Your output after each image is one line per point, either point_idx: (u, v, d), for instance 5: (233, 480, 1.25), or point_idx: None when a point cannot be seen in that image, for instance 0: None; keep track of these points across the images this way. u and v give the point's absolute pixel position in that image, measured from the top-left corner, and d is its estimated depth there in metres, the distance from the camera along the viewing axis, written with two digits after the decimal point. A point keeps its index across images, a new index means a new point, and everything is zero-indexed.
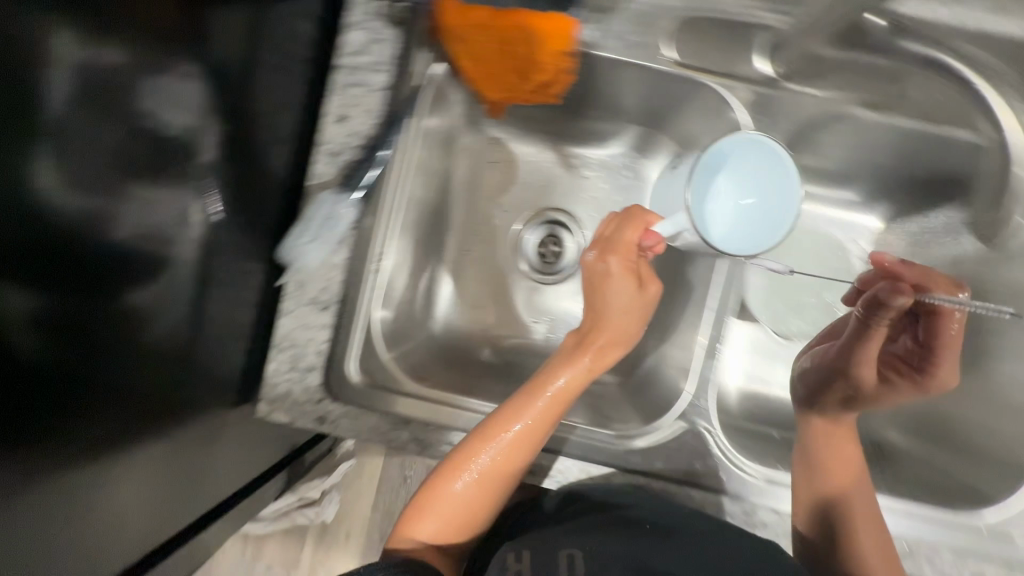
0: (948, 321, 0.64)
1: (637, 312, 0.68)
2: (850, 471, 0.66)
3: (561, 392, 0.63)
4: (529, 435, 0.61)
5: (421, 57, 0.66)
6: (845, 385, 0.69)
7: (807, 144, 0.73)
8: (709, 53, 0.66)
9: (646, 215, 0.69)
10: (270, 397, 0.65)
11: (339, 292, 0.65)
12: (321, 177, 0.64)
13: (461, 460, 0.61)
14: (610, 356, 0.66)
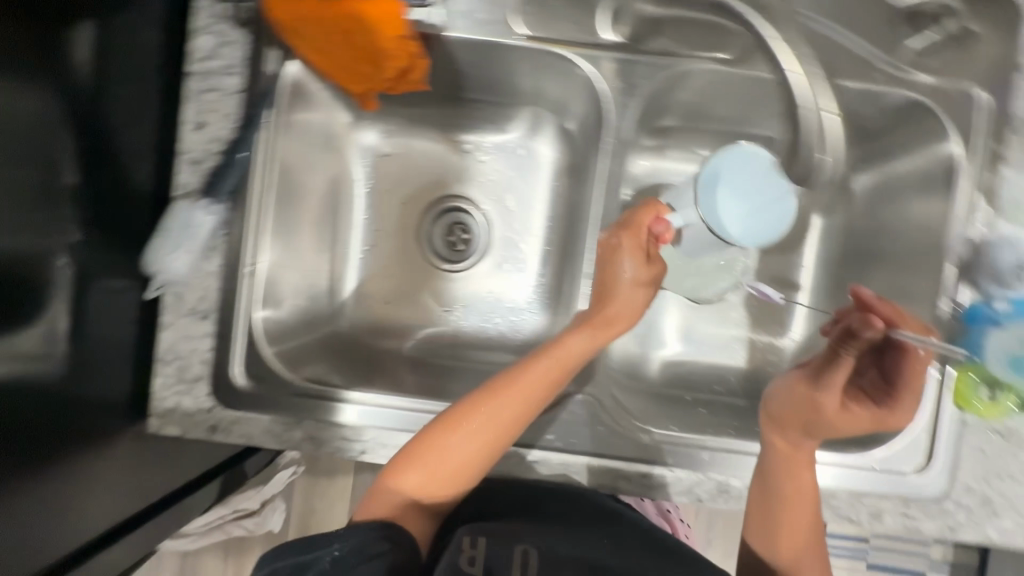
0: (909, 367, 0.59)
1: (641, 293, 0.65)
2: (806, 503, 0.61)
3: (567, 360, 0.64)
4: (531, 397, 0.63)
5: (272, 55, 0.66)
6: (810, 417, 0.59)
7: (674, 107, 0.74)
8: (558, 25, 0.68)
9: (662, 207, 0.64)
10: (160, 411, 0.66)
11: (216, 301, 0.65)
12: (185, 186, 0.64)
13: (463, 416, 0.62)
14: (617, 330, 0.65)
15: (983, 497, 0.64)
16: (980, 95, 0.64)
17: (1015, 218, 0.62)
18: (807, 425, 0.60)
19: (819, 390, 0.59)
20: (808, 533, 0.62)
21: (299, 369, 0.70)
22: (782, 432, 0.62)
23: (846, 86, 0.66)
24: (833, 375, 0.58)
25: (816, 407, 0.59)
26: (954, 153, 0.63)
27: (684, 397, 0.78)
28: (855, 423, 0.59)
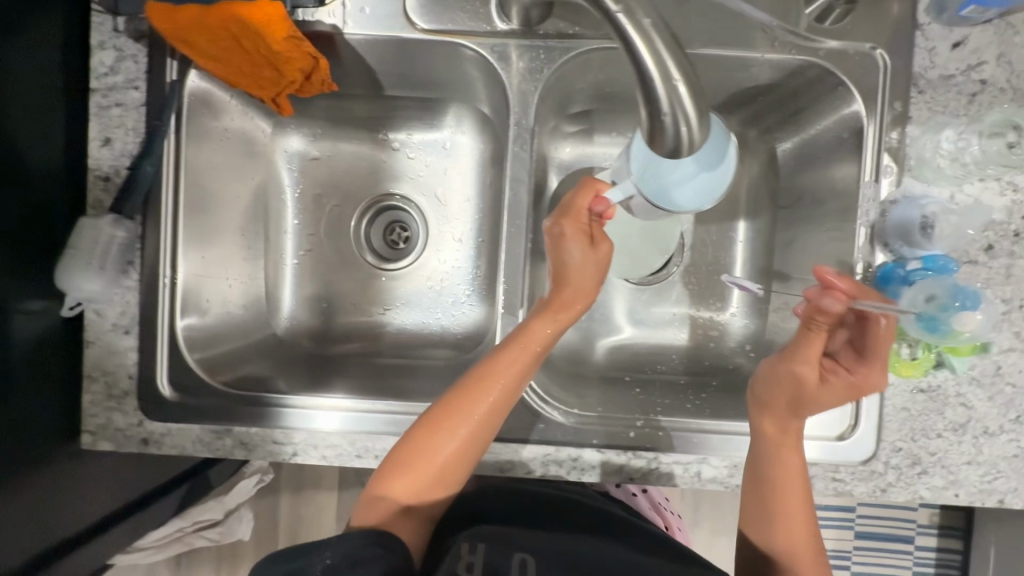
0: (877, 330, 0.57)
1: (594, 269, 0.63)
2: (797, 480, 0.60)
3: (541, 345, 0.62)
4: (512, 387, 0.61)
5: (170, 65, 0.66)
6: (795, 396, 0.60)
7: (590, 87, 0.73)
8: (451, 12, 0.67)
9: (599, 183, 0.62)
10: (91, 428, 0.66)
11: (138, 314, 0.66)
12: (99, 203, 0.66)
13: (448, 416, 0.60)
14: (579, 309, 0.63)
15: (911, 455, 0.64)
16: (881, 54, 0.63)
17: (919, 174, 0.62)
18: (796, 405, 0.60)
19: (798, 370, 0.59)
20: (805, 524, 0.60)
21: (216, 371, 0.69)
22: (773, 415, 0.61)
23: (748, 55, 0.65)
24: (807, 353, 0.59)
25: (798, 387, 0.59)
26: (858, 112, 0.64)
27: (625, 379, 0.77)
28: (834, 394, 0.59)
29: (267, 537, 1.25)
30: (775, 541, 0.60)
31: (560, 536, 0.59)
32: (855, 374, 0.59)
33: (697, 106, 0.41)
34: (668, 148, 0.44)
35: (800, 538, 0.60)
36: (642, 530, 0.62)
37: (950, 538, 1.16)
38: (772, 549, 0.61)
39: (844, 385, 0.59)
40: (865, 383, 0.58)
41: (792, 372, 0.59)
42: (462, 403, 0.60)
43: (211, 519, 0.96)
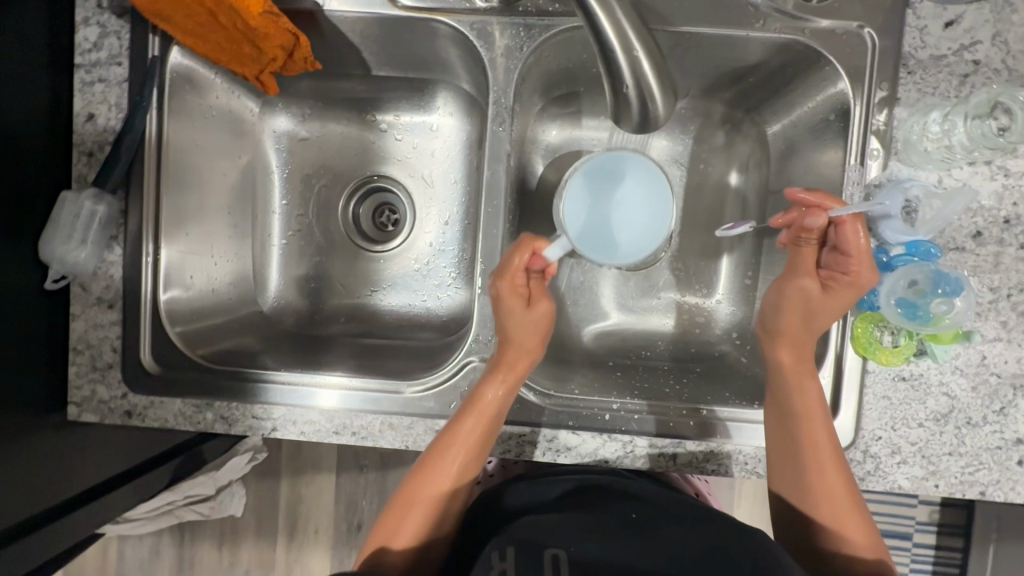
0: (857, 229, 0.59)
1: (533, 329, 0.66)
2: (830, 461, 0.60)
3: (491, 412, 0.63)
4: (478, 450, 0.63)
5: (152, 42, 0.66)
6: (799, 318, 0.62)
7: (573, 68, 0.72)
8: None
9: (534, 241, 0.65)
10: (77, 399, 0.68)
11: (121, 289, 0.68)
12: (83, 178, 0.67)
13: (414, 491, 0.63)
14: (524, 367, 0.65)
15: (892, 445, 0.63)
16: (869, 33, 0.61)
17: (906, 158, 0.61)
18: (804, 324, 0.62)
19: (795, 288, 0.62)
20: (839, 471, 0.59)
21: (196, 346, 0.70)
22: (785, 342, 0.63)
23: (732, 34, 0.64)
24: (802, 266, 0.63)
25: (801, 300, 0.62)
26: (845, 92, 0.62)
27: (607, 363, 0.77)
28: (836, 303, 0.61)
29: (264, 516, 1.28)
30: (813, 496, 0.60)
31: (590, 538, 0.55)
32: (849, 277, 0.60)
33: (660, 82, 0.41)
34: (633, 124, 0.44)
35: (835, 491, 0.59)
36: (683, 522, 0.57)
37: (950, 535, 1.14)
38: (810, 506, 0.60)
39: (845, 291, 0.60)
40: (860, 283, 0.59)
41: (792, 292, 0.62)
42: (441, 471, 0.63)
43: (203, 494, 0.98)
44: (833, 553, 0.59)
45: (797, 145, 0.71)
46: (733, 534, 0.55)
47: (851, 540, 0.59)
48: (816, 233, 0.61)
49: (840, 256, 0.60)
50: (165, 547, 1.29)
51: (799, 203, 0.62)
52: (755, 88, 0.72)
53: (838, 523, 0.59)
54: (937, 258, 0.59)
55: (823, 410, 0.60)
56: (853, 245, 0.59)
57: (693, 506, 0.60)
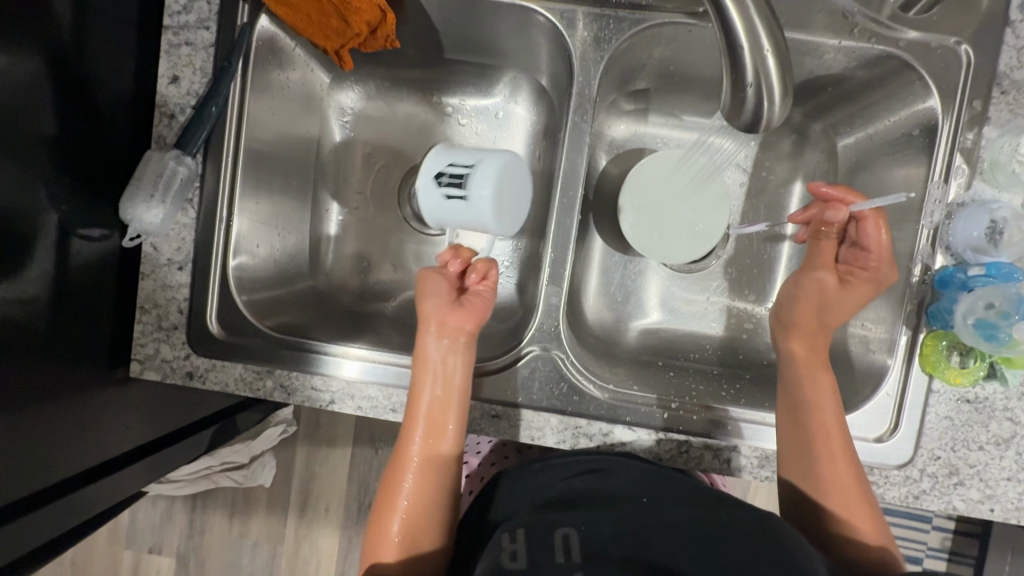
0: (878, 226, 0.62)
1: (463, 312, 0.66)
2: (840, 451, 0.61)
3: (437, 405, 0.64)
4: (429, 443, 0.65)
5: (241, 8, 0.67)
6: (820, 308, 0.64)
7: (650, 64, 0.72)
8: None
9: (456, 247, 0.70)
10: (140, 357, 0.69)
11: (192, 252, 0.68)
12: (162, 139, 0.68)
13: (386, 498, 0.64)
14: (462, 353, 0.65)
15: (949, 465, 0.63)
16: (965, 49, 0.60)
17: (991, 178, 0.60)
18: (819, 315, 0.64)
19: (816, 280, 0.64)
20: (847, 460, 0.60)
21: (263, 316, 0.71)
22: (797, 334, 0.65)
23: (821, 41, 0.64)
24: (820, 257, 0.65)
25: (819, 291, 0.64)
26: (934, 108, 0.62)
27: (656, 362, 0.77)
28: (851, 296, 0.64)
29: (279, 488, 1.29)
30: (819, 483, 0.60)
31: (595, 516, 0.54)
32: (867, 271, 0.63)
33: (781, 83, 0.41)
34: (745, 121, 0.44)
35: (843, 477, 0.60)
36: (695, 501, 0.56)
37: (960, 565, 1.14)
38: (818, 494, 0.61)
39: (861, 286, 0.63)
40: (878, 278, 0.63)
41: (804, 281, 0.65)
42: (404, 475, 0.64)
43: (238, 461, 1.00)
44: (839, 541, 0.59)
45: (871, 159, 0.70)
46: (755, 522, 0.53)
47: (857, 529, 0.59)
48: (835, 227, 0.64)
49: (859, 250, 0.64)
50: (179, 510, 1.31)
51: (821, 197, 0.65)
52: (833, 98, 0.71)
53: (846, 513, 0.59)
54: (1019, 281, 0.58)
55: (835, 400, 0.62)
56: (874, 241, 0.62)
57: (719, 501, 0.56)
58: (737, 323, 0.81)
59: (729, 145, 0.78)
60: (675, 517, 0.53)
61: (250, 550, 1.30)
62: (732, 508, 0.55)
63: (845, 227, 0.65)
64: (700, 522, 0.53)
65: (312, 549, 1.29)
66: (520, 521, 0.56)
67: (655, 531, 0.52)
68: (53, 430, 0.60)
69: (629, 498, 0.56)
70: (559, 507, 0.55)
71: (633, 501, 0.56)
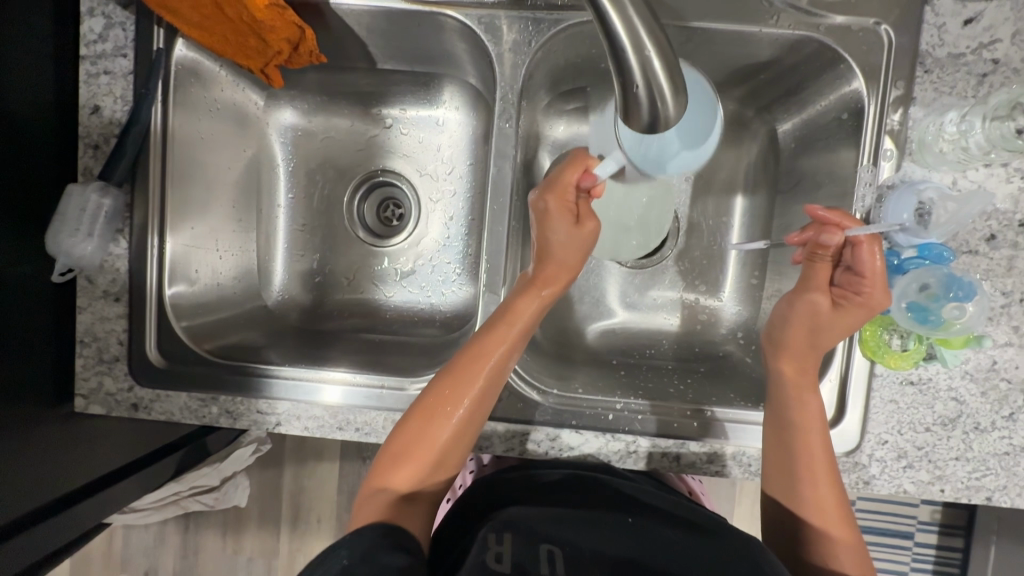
0: (874, 251, 0.57)
1: (579, 247, 0.64)
2: (823, 474, 0.59)
3: (523, 320, 0.61)
4: (503, 369, 0.61)
5: (156, 33, 0.66)
6: (810, 333, 0.60)
7: (581, 62, 0.71)
8: None
9: (588, 158, 0.64)
10: (84, 391, 0.68)
11: (127, 283, 0.68)
12: (89, 170, 0.67)
13: (436, 401, 0.59)
14: (563, 282, 0.64)
15: (897, 449, 0.62)
16: (886, 30, 0.60)
17: (920, 159, 0.60)
18: (810, 339, 0.61)
19: (809, 304, 0.60)
20: (829, 480, 0.59)
21: (202, 340, 0.70)
22: (789, 355, 0.61)
23: (746, 31, 0.63)
24: (814, 280, 0.60)
25: (810, 315, 0.60)
26: (859, 91, 0.61)
27: (612, 361, 0.77)
28: (845, 321, 0.59)
29: (267, 505, 1.29)
30: (800, 500, 0.59)
31: (581, 532, 0.54)
32: (861, 297, 0.58)
33: (671, 83, 0.40)
34: (644, 122, 0.44)
35: (825, 501, 0.58)
36: (674, 517, 0.57)
37: (949, 535, 1.15)
38: (793, 509, 0.60)
39: (855, 311, 0.58)
40: (871, 304, 0.57)
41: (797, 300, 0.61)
42: (463, 392, 0.59)
43: (207, 485, 0.99)
44: (813, 561, 0.58)
45: (807, 144, 0.70)
46: (739, 539, 0.54)
47: (833, 547, 0.57)
48: (832, 251, 0.59)
49: (853, 275, 0.58)
50: (169, 534, 1.31)
51: (818, 220, 0.60)
52: (766, 85, 0.71)
53: (825, 529, 0.58)
54: (949, 262, 0.58)
55: (819, 422, 0.60)
56: (868, 266, 0.57)
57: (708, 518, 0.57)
58: (693, 316, 0.80)
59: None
60: (652, 538, 0.53)
61: (243, 568, 1.30)
62: (716, 530, 0.55)
63: (843, 251, 0.60)
64: (682, 543, 0.53)
65: (305, 563, 1.30)
66: (505, 519, 0.55)
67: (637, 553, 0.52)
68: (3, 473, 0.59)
69: (613, 517, 0.55)
70: (544, 520, 0.54)
71: (620, 518, 0.55)
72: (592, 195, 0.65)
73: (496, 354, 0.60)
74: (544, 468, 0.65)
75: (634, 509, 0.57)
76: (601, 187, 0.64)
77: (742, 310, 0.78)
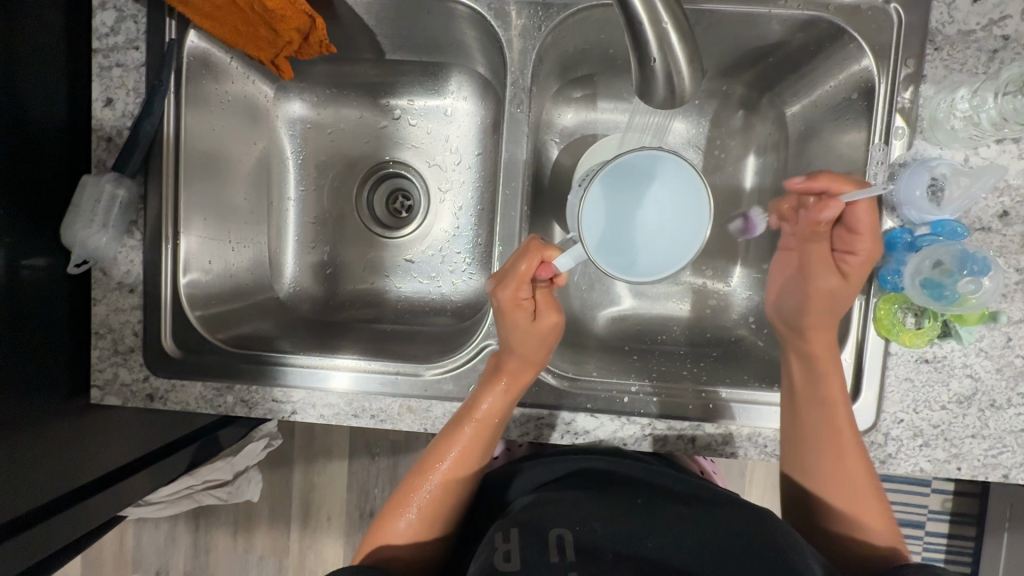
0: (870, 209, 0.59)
1: (539, 343, 0.62)
2: (850, 456, 0.59)
3: (487, 418, 0.62)
4: (462, 461, 0.62)
5: (168, 25, 0.67)
6: (828, 307, 0.61)
7: (589, 48, 0.71)
8: None
9: (545, 249, 0.60)
10: (99, 382, 0.69)
11: (142, 274, 0.68)
12: (102, 163, 0.68)
13: (404, 493, 0.61)
14: (526, 378, 0.63)
15: (913, 428, 0.62)
16: (895, 8, 0.60)
17: (931, 136, 0.60)
18: (829, 310, 0.61)
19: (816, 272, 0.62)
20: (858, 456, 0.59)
21: (216, 330, 0.71)
22: (813, 330, 0.61)
23: (755, 11, 0.63)
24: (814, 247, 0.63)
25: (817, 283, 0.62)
26: (869, 69, 0.61)
27: (624, 347, 0.77)
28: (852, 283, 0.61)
29: (278, 502, 1.29)
30: (821, 475, 0.59)
31: (592, 523, 0.52)
32: (859, 254, 0.60)
33: (687, 52, 0.42)
34: (662, 93, 0.46)
35: (852, 476, 0.58)
36: (683, 497, 0.56)
37: (961, 524, 1.14)
38: (817, 486, 0.60)
39: (858, 269, 0.60)
40: (870, 258, 0.59)
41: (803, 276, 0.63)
42: (424, 481, 0.61)
43: (220, 478, 0.95)
44: (835, 532, 0.59)
45: (816, 125, 0.70)
46: (753, 516, 0.53)
47: (864, 525, 0.58)
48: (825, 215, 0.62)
49: (849, 235, 0.60)
50: (181, 533, 1.31)
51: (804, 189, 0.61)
52: (774, 68, 0.71)
53: (856, 509, 0.58)
54: (963, 238, 0.58)
55: (843, 397, 0.60)
56: (862, 223, 0.59)
57: (723, 499, 0.56)
58: (704, 301, 0.80)
59: (683, 126, 0.78)
60: (664, 522, 0.52)
61: (254, 565, 1.30)
62: (730, 506, 0.54)
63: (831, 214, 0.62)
64: (696, 523, 0.52)
65: (316, 560, 1.30)
66: (512, 519, 0.55)
67: (648, 538, 0.51)
68: (28, 465, 0.59)
69: (622, 505, 0.54)
70: (551, 510, 0.54)
71: (630, 504, 0.54)
72: (555, 282, 0.63)
73: (455, 445, 0.62)
74: (546, 460, 0.63)
75: (642, 492, 0.56)
76: (563, 274, 0.62)
77: (753, 294, 0.78)
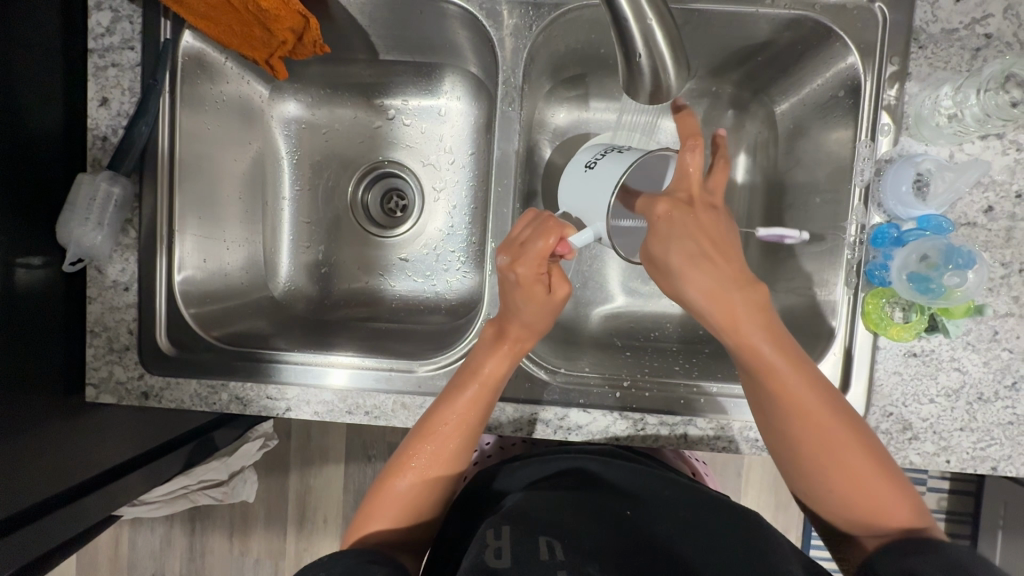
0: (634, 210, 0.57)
1: (548, 314, 0.62)
2: (829, 423, 0.52)
3: (490, 379, 0.61)
4: (465, 428, 0.61)
5: (162, 26, 0.67)
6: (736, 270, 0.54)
7: (581, 47, 0.72)
8: None
9: (563, 226, 0.58)
10: (94, 380, 0.69)
11: (137, 273, 0.69)
12: (97, 161, 0.68)
13: (404, 460, 0.60)
14: (529, 343, 0.63)
15: (903, 421, 0.63)
16: (880, 7, 0.61)
17: (917, 133, 0.61)
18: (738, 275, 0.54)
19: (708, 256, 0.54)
20: (838, 422, 0.52)
21: (211, 328, 0.71)
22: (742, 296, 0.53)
23: (743, 11, 0.64)
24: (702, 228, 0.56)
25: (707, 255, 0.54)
26: (855, 67, 0.62)
27: (616, 344, 0.77)
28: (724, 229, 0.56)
29: (274, 504, 1.29)
30: (805, 450, 0.53)
31: (585, 526, 0.53)
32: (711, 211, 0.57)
33: (671, 49, 0.44)
34: (647, 89, 0.47)
35: (840, 443, 0.52)
36: (670, 502, 0.56)
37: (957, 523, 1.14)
38: (808, 463, 0.53)
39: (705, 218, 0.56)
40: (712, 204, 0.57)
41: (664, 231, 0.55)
42: (424, 447, 0.60)
43: (216, 479, 0.96)
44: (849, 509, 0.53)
45: (804, 123, 0.71)
46: (737, 515, 0.54)
47: (880, 497, 0.52)
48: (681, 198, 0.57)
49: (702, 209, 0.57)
50: (176, 536, 1.31)
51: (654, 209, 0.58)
52: (763, 66, 0.72)
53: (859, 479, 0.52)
54: (948, 232, 0.59)
55: (790, 360, 0.52)
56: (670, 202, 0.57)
57: (711, 500, 0.56)
58: None
59: None
60: (652, 529, 0.53)
61: (250, 566, 1.30)
62: (715, 505, 0.55)
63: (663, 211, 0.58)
64: (682, 527, 0.53)
65: None
66: (504, 516, 0.54)
67: (637, 543, 0.51)
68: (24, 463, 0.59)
69: (611, 512, 0.55)
70: (543, 512, 0.54)
71: (619, 513, 0.55)
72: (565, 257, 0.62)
73: (458, 410, 0.60)
74: (537, 461, 0.63)
75: (631, 502, 0.57)
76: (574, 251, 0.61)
77: None
